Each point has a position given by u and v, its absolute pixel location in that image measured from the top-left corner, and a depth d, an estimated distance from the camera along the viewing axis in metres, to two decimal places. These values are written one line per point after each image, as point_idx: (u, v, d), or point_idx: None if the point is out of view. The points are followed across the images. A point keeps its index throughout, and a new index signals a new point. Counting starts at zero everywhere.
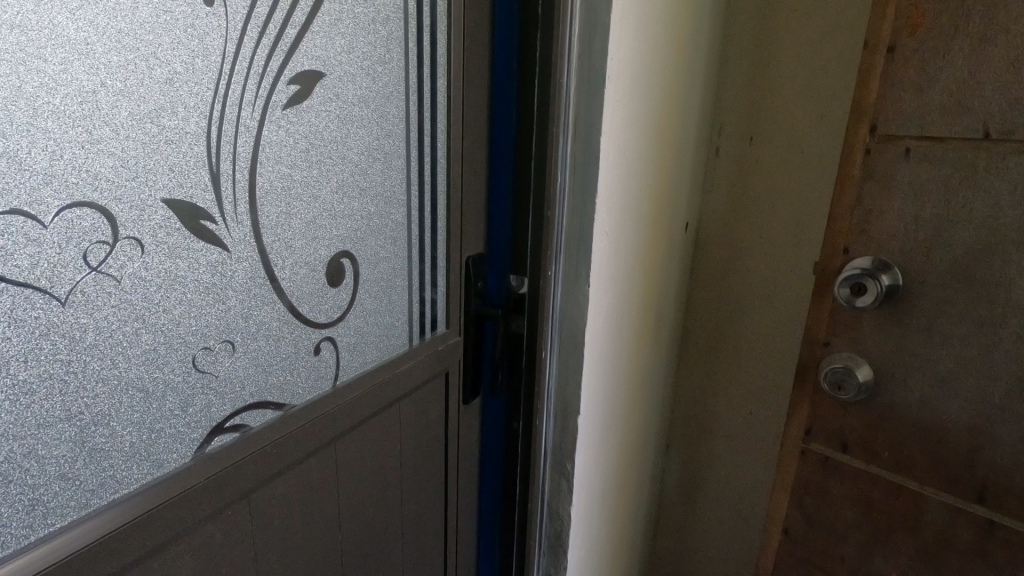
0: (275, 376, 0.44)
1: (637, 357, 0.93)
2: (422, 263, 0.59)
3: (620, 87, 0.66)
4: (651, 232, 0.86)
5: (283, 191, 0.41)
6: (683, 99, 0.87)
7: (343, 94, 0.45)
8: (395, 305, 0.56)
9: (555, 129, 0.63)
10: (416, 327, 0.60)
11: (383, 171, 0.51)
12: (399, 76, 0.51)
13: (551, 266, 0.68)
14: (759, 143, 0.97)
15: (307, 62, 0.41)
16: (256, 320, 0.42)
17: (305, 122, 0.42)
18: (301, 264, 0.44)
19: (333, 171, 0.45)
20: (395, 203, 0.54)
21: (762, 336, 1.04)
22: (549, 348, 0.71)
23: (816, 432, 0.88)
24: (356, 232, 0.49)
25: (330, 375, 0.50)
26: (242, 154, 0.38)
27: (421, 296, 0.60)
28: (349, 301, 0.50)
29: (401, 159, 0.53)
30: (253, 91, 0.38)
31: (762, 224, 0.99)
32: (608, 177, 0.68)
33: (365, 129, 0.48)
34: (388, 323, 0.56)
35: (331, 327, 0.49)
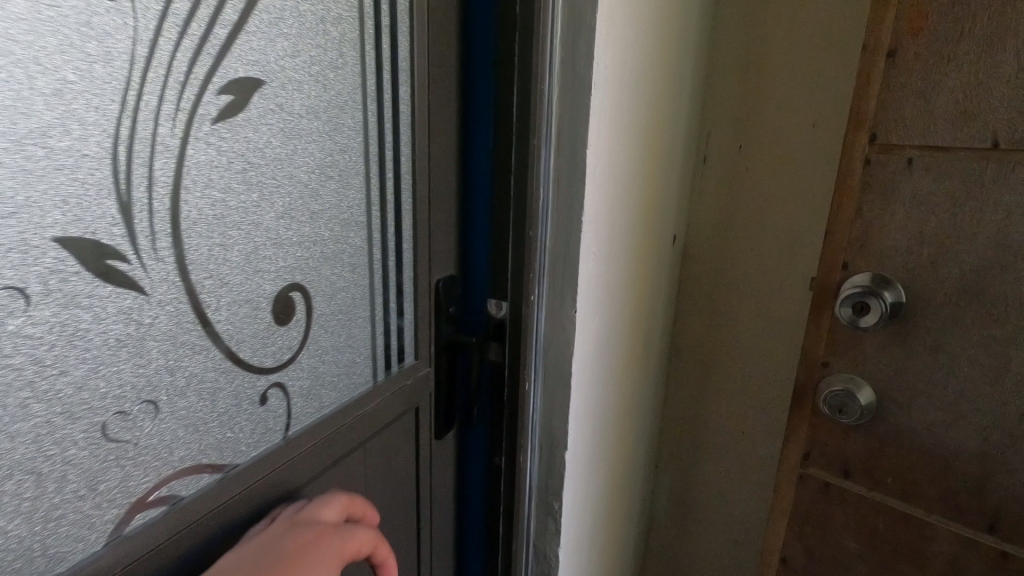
0: (211, 435, 0.38)
1: (625, 379, 0.88)
2: (386, 291, 0.53)
3: (607, 95, 0.60)
4: (639, 247, 0.81)
5: (216, 219, 0.35)
6: (669, 106, 0.82)
7: (288, 104, 0.39)
8: (356, 339, 0.50)
9: (535, 141, 0.58)
10: (381, 361, 0.54)
11: (338, 192, 0.45)
12: (355, 83, 0.45)
13: (534, 290, 0.62)
14: (749, 150, 0.93)
15: (242, 68, 0.35)
16: (185, 372, 0.35)
17: (242, 137, 0.36)
18: (240, 302, 0.38)
19: (277, 194, 0.39)
20: (354, 226, 0.47)
21: (754, 352, 1.00)
22: (533, 379, 0.66)
23: (814, 456, 0.84)
24: (308, 262, 0.43)
25: (281, 426, 0.43)
26: (161, 179, 0.31)
27: (385, 326, 0.54)
28: (301, 340, 0.44)
29: (360, 177, 0.47)
30: (173, 103, 0.31)
31: (753, 236, 0.95)
32: (595, 192, 0.62)
33: (316, 145, 0.42)
34: (348, 360, 0.50)
35: (279, 371, 0.42)
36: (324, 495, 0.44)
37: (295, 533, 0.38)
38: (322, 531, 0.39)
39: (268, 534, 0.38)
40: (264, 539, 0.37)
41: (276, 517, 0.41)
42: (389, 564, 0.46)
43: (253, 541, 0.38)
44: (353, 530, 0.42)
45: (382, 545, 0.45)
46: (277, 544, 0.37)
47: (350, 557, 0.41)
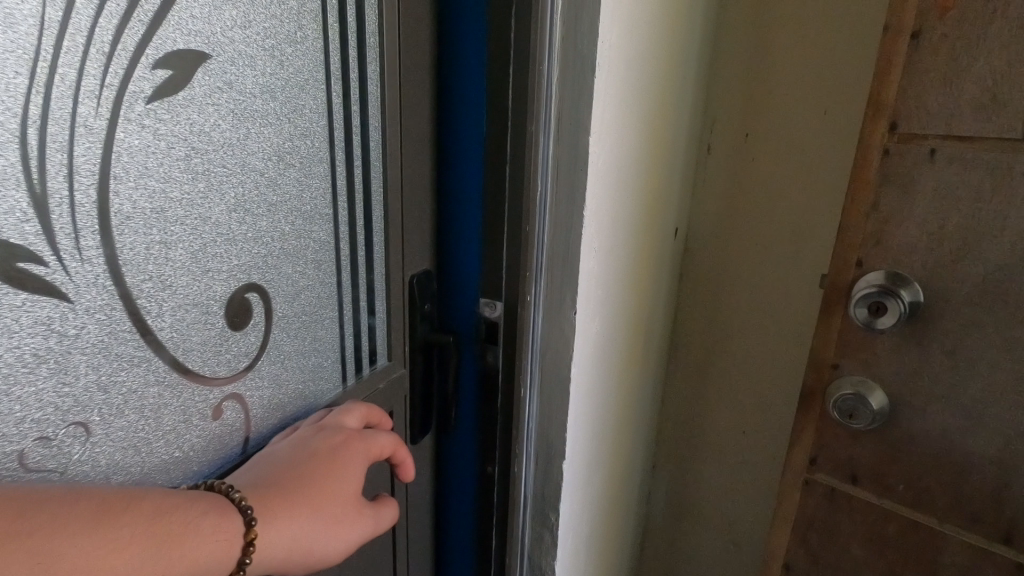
0: (154, 456, 0.34)
1: (625, 379, 0.84)
2: (357, 289, 0.48)
3: (611, 80, 0.56)
4: (641, 242, 0.77)
5: (154, 213, 0.31)
6: (674, 92, 0.77)
7: (238, 81, 0.34)
8: (323, 342, 0.46)
9: (534, 128, 0.53)
10: (351, 363, 0.49)
11: (301, 181, 0.40)
12: (317, 60, 0.40)
13: (530, 291, 0.58)
14: (755, 140, 0.88)
15: (181, 40, 0.31)
16: (121, 389, 0.31)
17: (184, 119, 0.31)
18: (185, 306, 0.34)
19: (229, 184, 0.35)
20: (319, 219, 0.43)
21: (758, 351, 0.95)
22: (529, 385, 0.62)
23: (822, 461, 0.80)
24: (266, 260, 0.38)
25: (237, 440, 0.39)
26: (84, 167, 0.27)
27: (355, 326, 0.49)
28: (260, 346, 0.39)
29: (325, 165, 0.42)
30: (96, 79, 0.27)
31: (759, 230, 0.91)
32: (597, 185, 0.58)
33: (274, 128, 0.37)
34: (314, 365, 0.45)
35: (234, 382, 0.38)
36: (347, 403, 0.45)
37: (322, 436, 0.40)
38: (349, 434, 0.41)
39: (296, 437, 0.40)
40: (292, 442, 0.39)
41: (302, 425, 0.42)
42: (408, 465, 0.47)
43: (282, 444, 0.39)
44: (375, 435, 0.43)
45: (403, 448, 0.47)
46: (306, 443, 0.39)
47: (374, 458, 0.42)
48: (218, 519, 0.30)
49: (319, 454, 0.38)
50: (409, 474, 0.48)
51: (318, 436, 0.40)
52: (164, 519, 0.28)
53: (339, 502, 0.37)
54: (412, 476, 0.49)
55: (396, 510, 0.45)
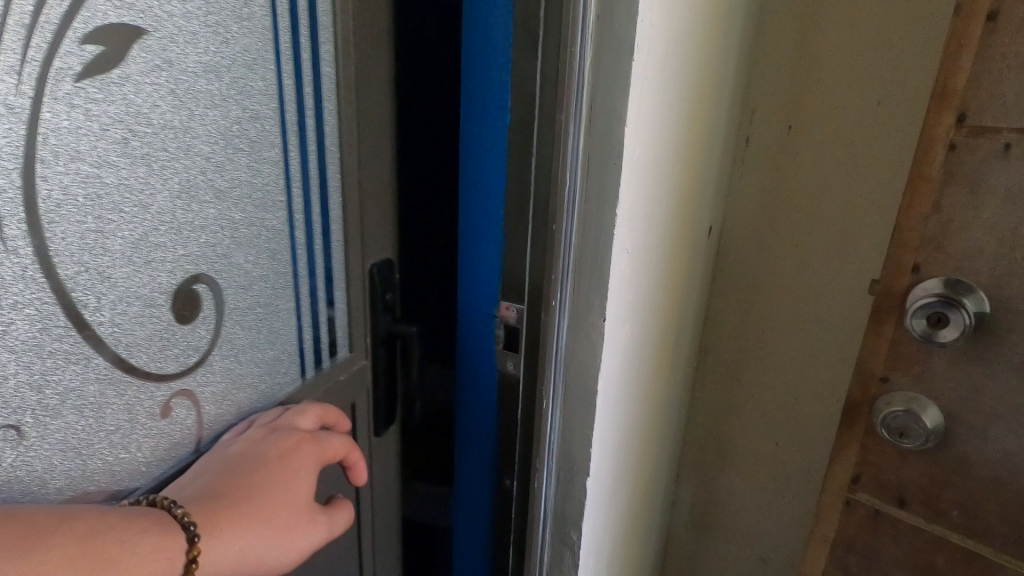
0: (98, 456, 0.33)
1: (654, 387, 0.79)
2: (315, 278, 0.47)
3: (652, 66, 0.51)
4: (674, 242, 0.72)
5: (88, 200, 0.30)
6: (714, 82, 0.71)
7: (179, 60, 0.33)
8: (279, 334, 0.44)
9: (563, 117, 0.48)
10: (310, 356, 0.48)
11: (252, 166, 0.39)
12: (266, 37, 0.39)
13: (555, 296, 0.53)
14: (799, 133, 0.81)
15: (113, 12, 0.29)
16: (58, 387, 0.30)
17: (120, 98, 0.30)
18: (128, 300, 0.33)
19: (171, 169, 0.34)
20: (272, 206, 0.42)
21: (795, 359, 0.90)
22: (551, 397, 0.57)
23: (865, 481, 0.74)
24: (215, 249, 0.38)
25: (189, 441, 0.38)
26: (5, 151, 0.26)
27: (314, 317, 0.47)
28: (209, 340, 0.38)
29: (277, 149, 0.41)
30: (16, 54, 0.26)
31: (800, 230, 0.84)
32: (631, 181, 0.52)
33: (219, 110, 0.36)
34: (270, 358, 0.44)
35: (185, 377, 0.37)
36: (300, 403, 0.44)
37: (274, 439, 0.39)
38: (302, 436, 0.40)
39: (248, 439, 0.38)
40: (244, 443, 0.38)
41: (253, 423, 0.41)
42: (360, 469, 0.46)
43: (232, 446, 0.38)
44: (330, 438, 0.43)
45: (354, 449, 0.45)
46: (258, 447, 0.38)
47: (326, 462, 0.42)
48: (164, 534, 0.29)
49: (271, 459, 0.37)
50: (359, 477, 0.46)
51: (270, 439, 0.39)
52: (95, 541, 0.27)
53: (292, 509, 0.37)
54: (364, 479, 0.47)
55: (353, 511, 0.44)
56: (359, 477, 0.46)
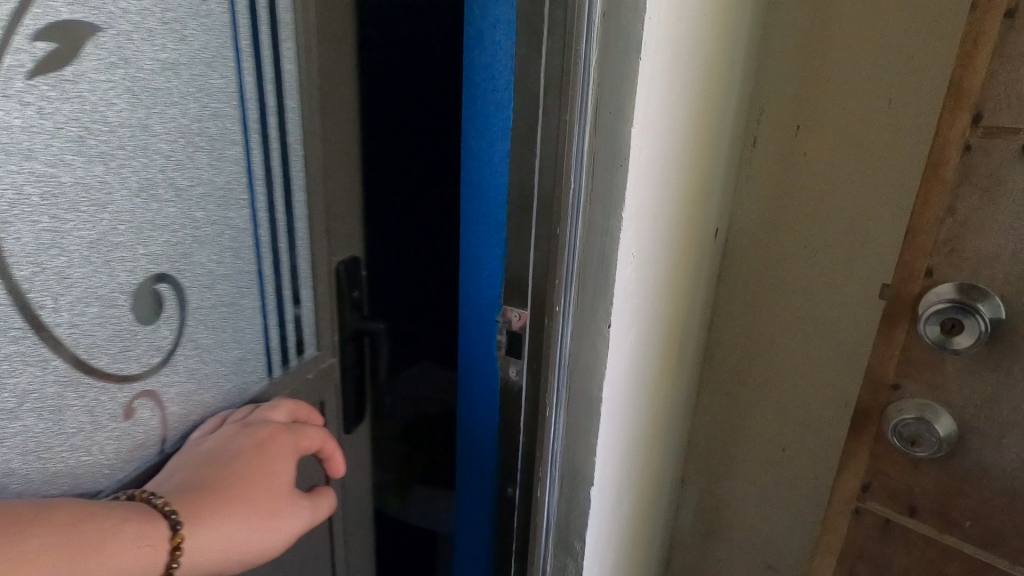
0: (62, 458, 0.33)
1: (659, 393, 0.77)
2: (280, 277, 0.47)
3: (658, 66, 0.49)
4: (680, 246, 0.70)
5: (44, 199, 0.30)
6: (724, 79, 0.70)
7: (136, 58, 0.33)
8: (243, 334, 0.44)
9: (567, 118, 0.47)
10: (277, 355, 0.48)
11: (213, 164, 0.39)
12: (224, 35, 0.39)
13: (559, 301, 0.52)
14: (807, 133, 0.80)
15: (65, 9, 0.29)
16: (19, 387, 0.30)
17: (75, 97, 0.31)
18: (86, 299, 0.33)
19: (130, 167, 0.34)
20: (235, 204, 0.42)
21: (801, 363, 0.88)
22: (555, 404, 0.56)
23: (875, 489, 0.72)
24: (176, 248, 0.38)
25: (154, 442, 0.38)
26: None
27: (280, 315, 0.47)
28: (173, 340, 0.39)
29: (238, 147, 0.41)
30: None
31: (808, 232, 0.83)
32: (637, 183, 0.51)
33: (178, 108, 0.36)
34: (237, 357, 0.44)
35: (149, 377, 0.37)
36: (269, 400, 0.44)
37: (245, 434, 0.39)
38: (274, 429, 0.40)
39: (219, 436, 0.39)
40: (217, 440, 0.38)
41: (224, 420, 0.41)
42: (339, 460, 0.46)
43: (203, 445, 0.38)
44: (304, 429, 0.43)
45: (330, 440, 0.45)
46: (228, 443, 0.38)
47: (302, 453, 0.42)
48: (143, 526, 0.30)
49: (244, 451, 0.38)
50: (337, 469, 0.45)
51: (243, 433, 0.39)
52: (79, 532, 0.28)
53: (272, 496, 0.37)
54: (343, 471, 0.46)
55: (337, 496, 0.44)
56: (338, 467, 0.45)
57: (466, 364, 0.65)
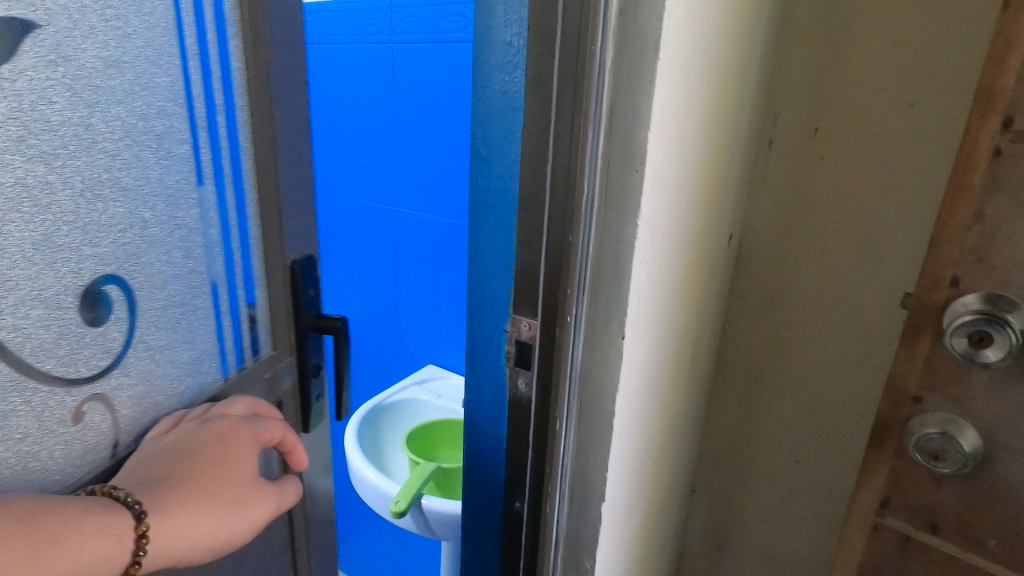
0: (10, 460, 0.35)
1: (671, 404, 0.75)
2: (233, 277, 0.49)
3: (677, 67, 0.47)
4: (694, 254, 0.68)
5: None
6: (741, 80, 0.68)
7: (77, 56, 0.35)
8: (197, 334, 0.46)
9: (583, 121, 0.45)
10: (231, 356, 0.50)
11: (161, 164, 0.41)
12: (169, 33, 0.40)
13: (571, 311, 0.50)
14: (826, 136, 0.78)
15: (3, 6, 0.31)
16: None
17: (15, 96, 0.32)
18: (30, 296, 0.35)
19: (72, 167, 0.35)
20: (185, 203, 0.43)
21: (816, 372, 0.86)
22: (566, 417, 0.54)
23: (895, 506, 0.70)
24: (123, 247, 0.39)
25: (106, 446, 0.41)
26: None
27: (233, 317, 0.49)
28: (122, 342, 0.41)
29: (187, 146, 0.43)
30: None
31: (826, 237, 0.80)
32: (654, 190, 0.48)
33: (122, 107, 0.38)
34: (191, 359, 0.46)
35: (98, 379, 0.39)
36: (228, 398, 0.47)
37: (207, 429, 0.42)
38: (234, 421, 0.43)
39: (181, 431, 0.41)
40: (177, 433, 0.41)
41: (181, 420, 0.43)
42: (301, 450, 0.50)
43: (163, 441, 0.41)
44: (267, 423, 0.46)
45: (291, 432, 0.48)
46: (192, 437, 0.41)
47: (264, 444, 0.45)
48: (110, 520, 0.34)
49: (207, 443, 0.41)
50: (301, 463, 0.49)
51: (203, 427, 0.42)
52: (40, 521, 0.31)
53: (239, 486, 0.41)
54: (305, 464, 0.50)
55: (302, 485, 0.48)
56: (302, 461, 0.49)
57: (475, 376, 0.63)
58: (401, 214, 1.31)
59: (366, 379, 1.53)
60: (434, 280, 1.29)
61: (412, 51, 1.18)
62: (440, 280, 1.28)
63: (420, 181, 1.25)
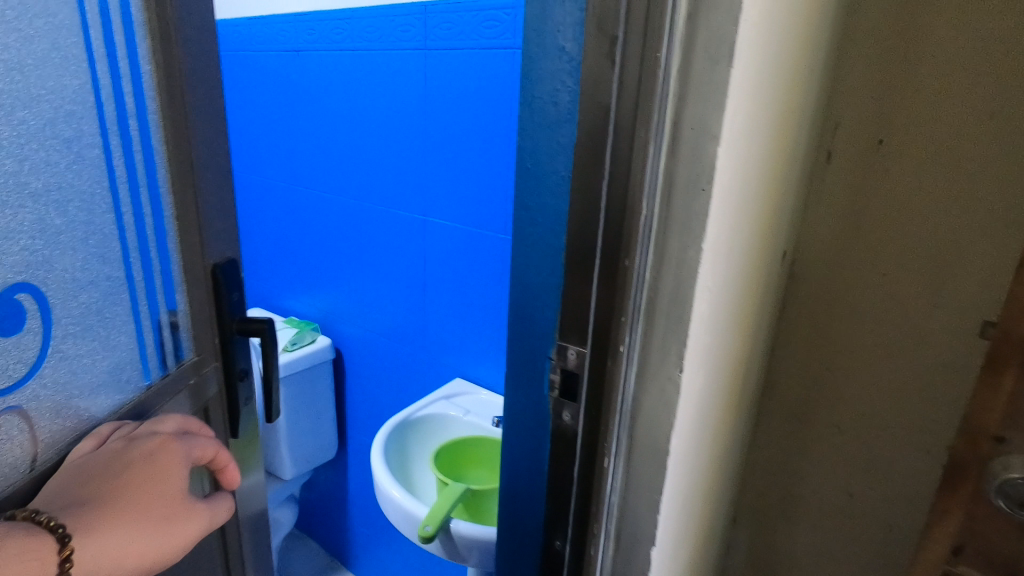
0: None
1: (721, 438, 0.70)
2: (149, 280, 0.49)
3: (749, 81, 0.43)
4: (751, 283, 0.63)
5: None
6: (804, 89, 0.63)
7: None
8: (115, 341, 0.46)
9: (646, 135, 0.41)
10: (152, 363, 0.50)
11: (71, 169, 0.41)
12: (73, 34, 0.40)
13: (623, 339, 0.46)
14: (892, 150, 0.72)
15: None
16: None
17: None
18: None
19: None
20: (96, 206, 0.44)
21: (873, 401, 0.80)
22: (614, 452, 0.50)
23: (970, 553, 0.64)
24: (34, 253, 0.39)
25: (23, 461, 0.39)
26: None
27: (152, 322, 0.50)
28: (35, 352, 0.40)
29: (96, 151, 0.43)
30: None
31: (888, 257, 0.75)
32: (721, 213, 0.44)
33: (28, 111, 0.37)
34: (111, 365, 0.46)
35: (10, 391, 0.38)
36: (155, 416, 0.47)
37: (137, 446, 0.41)
38: (164, 438, 0.43)
39: (108, 450, 0.40)
40: (105, 455, 0.40)
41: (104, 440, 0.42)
42: (231, 467, 0.51)
43: (87, 458, 0.40)
44: (197, 439, 0.47)
45: (223, 449, 0.50)
46: (123, 455, 0.40)
47: (195, 459, 0.46)
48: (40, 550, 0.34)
49: (139, 462, 0.41)
50: (232, 478, 0.52)
51: (132, 446, 0.41)
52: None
53: (168, 507, 0.42)
54: (237, 481, 0.52)
55: (233, 502, 0.50)
56: (234, 477, 0.52)
57: (514, 405, 0.59)
58: (430, 223, 1.28)
59: (391, 393, 1.49)
60: (467, 292, 1.26)
61: (446, 57, 1.16)
62: (473, 292, 1.25)
63: (454, 191, 1.22)
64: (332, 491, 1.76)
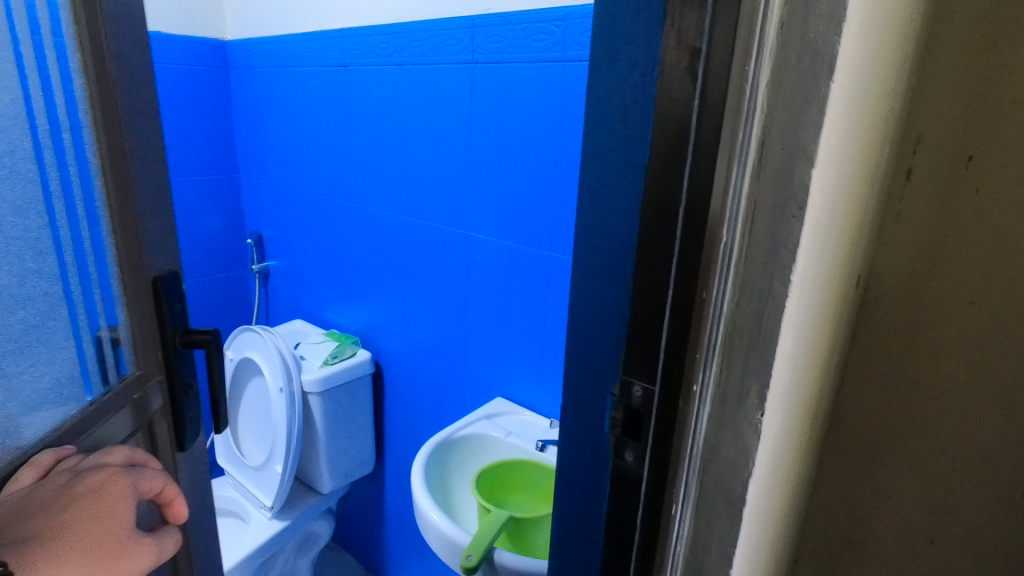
0: None
1: (789, 481, 0.64)
2: (82, 296, 0.58)
3: (845, 101, 0.38)
4: (829, 318, 0.58)
5: None
6: (890, 102, 0.58)
7: None
8: (60, 358, 0.56)
9: (734, 159, 0.37)
10: (94, 376, 0.59)
11: (7, 182, 0.49)
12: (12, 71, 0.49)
13: (697, 377, 0.42)
14: (978, 170, 0.67)
15: None
16: None
17: None
18: None
19: None
20: (33, 214, 0.52)
21: (954, 440, 0.74)
22: (681, 498, 0.46)
23: None
24: None
25: None
26: None
27: (87, 338, 0.59)
28: None
29: (31, 167, 0.52)
30: None
31: (970, 282, 0.69)
32: (811, 244, 0.40)
33: None
34: (52, 380, 0.55)
35: None
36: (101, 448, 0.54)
37: (88, 481, 0.48)
38: (112, 472, 0.50)
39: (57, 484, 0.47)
40: (54, 487, 0.46)
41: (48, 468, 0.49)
42: (177, 497, 0.60)
43: (37, 489, 0.46)
44: (142, 473, 0.54)
45: (169, 483, 0.58)
46: (73, 488, 0.47)
47: (140, 491, 0.54)
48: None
49: (87, 497, 0.47)
50: (178, 511, 0.61)
51: (81, 478, 0.48)
52: None
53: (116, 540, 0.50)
54: (184, 513, 0.61)
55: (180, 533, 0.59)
56: (180, 511, 0.61)
57: (569, 439, 0.55)
58: (476, 239, 1.26)
59: (431, 409, 1.47)
60: (512, 309, 1.24)
61: (495, 72, 1.15)
62: (519, 310, 1.23)
63: (507, 206, 1.20)
64: (369, 503, 1.75)
